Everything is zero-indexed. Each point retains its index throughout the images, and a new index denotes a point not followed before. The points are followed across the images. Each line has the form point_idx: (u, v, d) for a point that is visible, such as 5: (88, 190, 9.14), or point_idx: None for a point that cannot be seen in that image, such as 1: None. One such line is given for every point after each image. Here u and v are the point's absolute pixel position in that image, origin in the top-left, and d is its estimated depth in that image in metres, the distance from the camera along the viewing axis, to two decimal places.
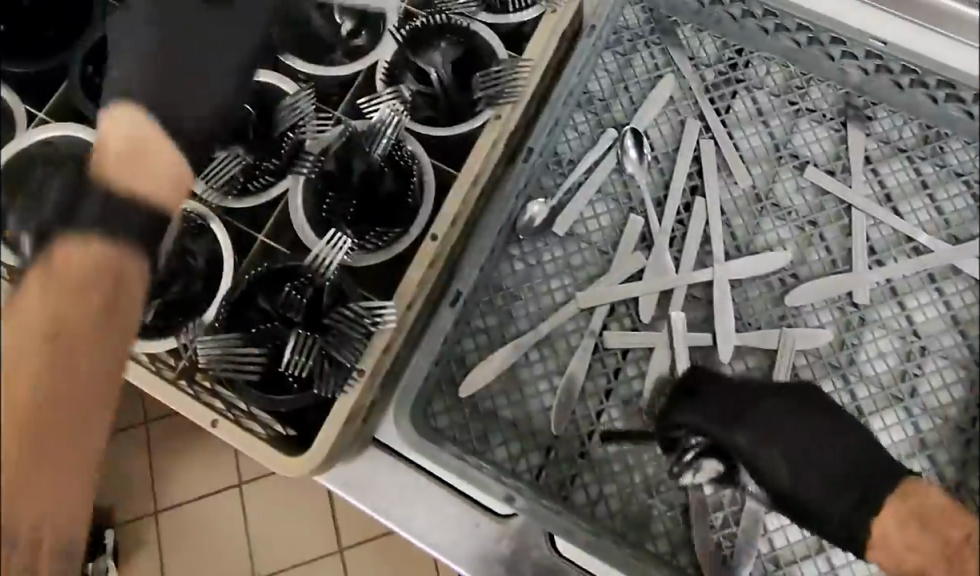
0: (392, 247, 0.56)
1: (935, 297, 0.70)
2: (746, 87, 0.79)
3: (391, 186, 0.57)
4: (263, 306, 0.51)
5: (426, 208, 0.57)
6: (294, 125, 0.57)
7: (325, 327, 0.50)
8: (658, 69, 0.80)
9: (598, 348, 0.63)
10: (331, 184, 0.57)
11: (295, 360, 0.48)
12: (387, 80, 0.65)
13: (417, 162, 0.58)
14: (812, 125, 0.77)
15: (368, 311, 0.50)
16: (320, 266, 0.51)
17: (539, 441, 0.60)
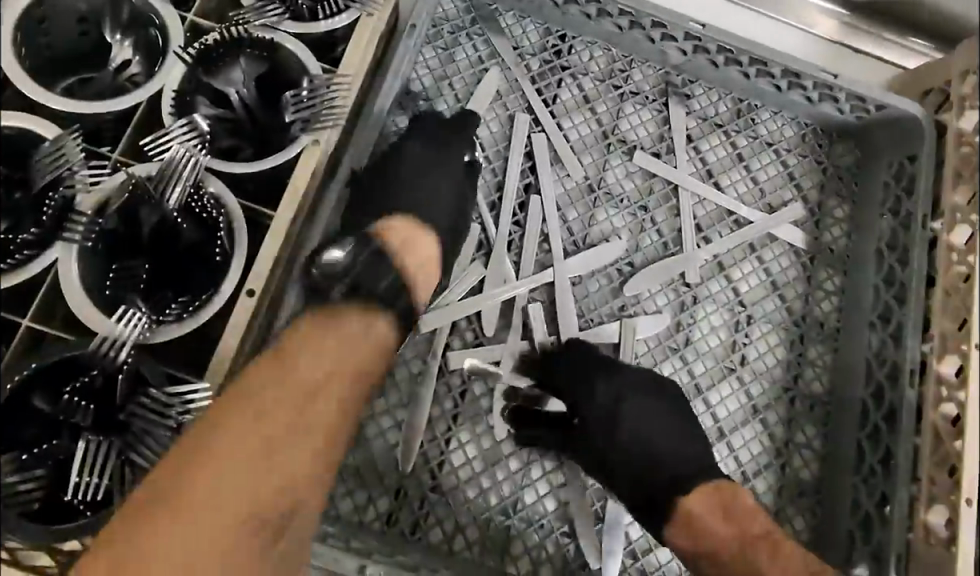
0: (197, 316, 0.51)
1: (757, 266, 0.74)
2: (572, 74, 0.79)
3: (191, 236, 0.53)
4: (41, 408, 0.48)
5: (238, 260, 0.53)
6: (51, 184, 0.51)
7: (120, 425, 0.49)
8: (483, 62, 0.78)
9: (443, 369, 0.64)
10: (116, 256, 0.53)
11: (88, 479, 0.47)
12: (176, 112, 0.57)
13: (222, 208, 0.54)
14: (636, 108, 0.78)
15: (172, 397, 0.50)
16: (112, 347, 0.48)
17: (389, 481, 0.61)
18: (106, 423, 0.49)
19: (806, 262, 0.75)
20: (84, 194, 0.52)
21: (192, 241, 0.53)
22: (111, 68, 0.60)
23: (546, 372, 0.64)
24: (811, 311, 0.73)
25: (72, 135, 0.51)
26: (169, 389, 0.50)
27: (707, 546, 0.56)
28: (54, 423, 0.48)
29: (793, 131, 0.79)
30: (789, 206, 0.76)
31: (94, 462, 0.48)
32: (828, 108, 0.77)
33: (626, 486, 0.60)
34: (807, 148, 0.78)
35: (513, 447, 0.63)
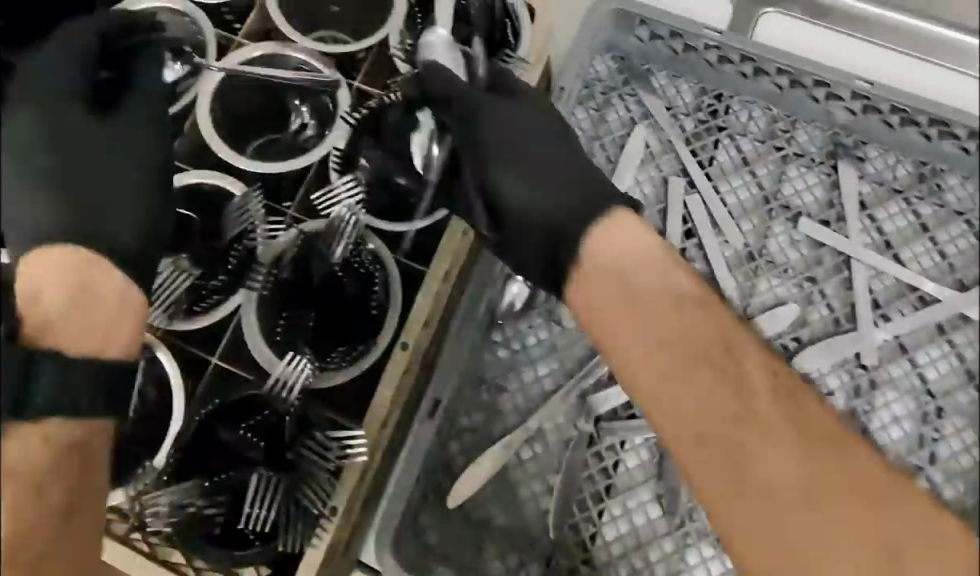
0: (352, 368, 0.51)
1: (946, 350, 0.66)
2: (730, 135, 0.75)
3: (355, 291, 0.53)
4: (226, 440, 0.48)
5: (395, 309, 0.53)
6: (241, 234, 0.55)
7: (289, 465, 0.47)
8: (636, 122, 0.76)
9: (596, 439, 0.60)
10: (284, 300, 0.53)
11: (257, 512, 0.45)
12: (342, 168, 0.58)
13: (379, 265, 0.54)
14: (801, 171, 0.73)
15: (331, 441, 0.48)
16: (281, 394, 0.48)
17: (538, 549, 0.58)
18: (277, 459, 0.48)
19: None
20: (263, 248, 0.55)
21: (357, 283, 0.53)
22: (291, 129, 0.63)
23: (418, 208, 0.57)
24: None
25: (256, 193, 0.55)
26: (328, 432, 0.48)
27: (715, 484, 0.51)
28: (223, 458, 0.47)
29: None
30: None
31: (265, 497, 0.46)
32: (947, 146, 0.69)
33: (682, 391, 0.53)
34: None
35: (670, 527, 0.58)
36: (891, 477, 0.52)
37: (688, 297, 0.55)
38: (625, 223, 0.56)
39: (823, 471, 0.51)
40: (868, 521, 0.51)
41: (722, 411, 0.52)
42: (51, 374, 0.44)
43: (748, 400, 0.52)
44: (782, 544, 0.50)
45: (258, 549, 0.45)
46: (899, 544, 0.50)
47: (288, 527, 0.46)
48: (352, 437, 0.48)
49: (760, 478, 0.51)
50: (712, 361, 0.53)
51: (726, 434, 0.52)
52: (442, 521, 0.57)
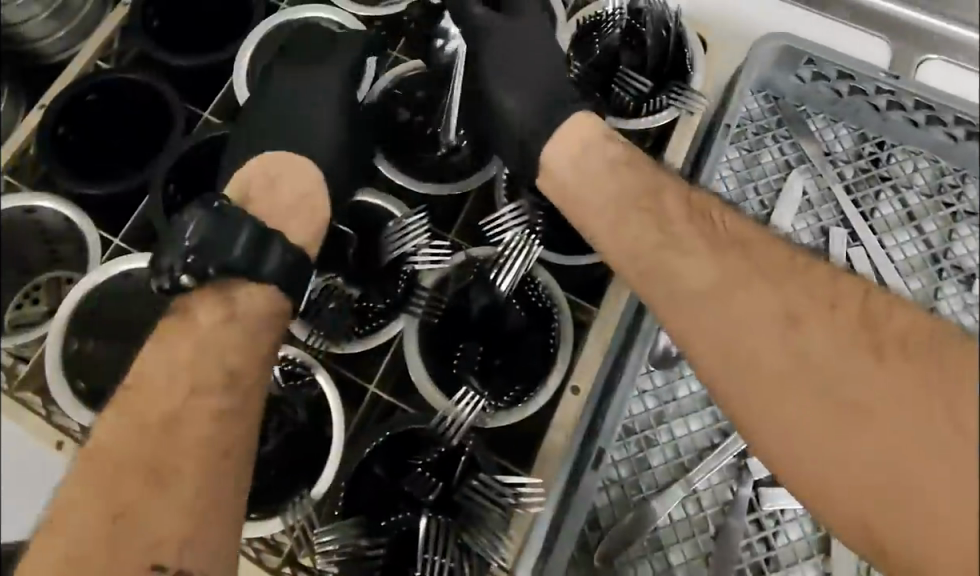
0: (529, 405, 0.48)
1: None
2: (893, 186, 0.71)
3: (517, 322, 0.52)
4: (378, 474, 0.46)
5: (565, 348, 0.50)
6: (405, 257, 0.53)
7: (457, 506, 0.46)
8: (790, 166, 0.72)
9: (757, 508, 0.55)
10: (456, 332, 0.52)
11: (430, 558, 0.43)
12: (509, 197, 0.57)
13: (553, 301, 0.51)
14: (973, 230, 0.69)
15: (503, 486, 0.45)
16: (447, 431, 0.45)
17: None
18: (446, 501, 0.46)
19: None
20: (427, 273, 0.52)
21: (529, 317, 0.52)
22: (440, 149, 0.58)
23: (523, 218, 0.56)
24: None
25: (416, 213, 0.53)
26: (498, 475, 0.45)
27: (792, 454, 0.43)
28: (391, 494, 0.46)
29: None
30: None
31: (437, 543, 0.44)
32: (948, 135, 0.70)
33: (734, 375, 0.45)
34: None
35: None
36: (851, 301, 0.44)
37: (662, 186, 0.53)
38: (586, 123, 0.55)
39: (781, 307, 0.45)
40: (851, 355, 0.42)
41: (687, 279, 0.48)
42: (278, 252, 0.50)
43: (710, 262, 0.48)
44: (764, 414, 0.44)
45: None
46: (845, 387, 0.42)
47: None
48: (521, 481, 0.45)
49: (730, 346, 0.46)
50: (676, 241, 0.49)
51: (680, 303, 0.48)
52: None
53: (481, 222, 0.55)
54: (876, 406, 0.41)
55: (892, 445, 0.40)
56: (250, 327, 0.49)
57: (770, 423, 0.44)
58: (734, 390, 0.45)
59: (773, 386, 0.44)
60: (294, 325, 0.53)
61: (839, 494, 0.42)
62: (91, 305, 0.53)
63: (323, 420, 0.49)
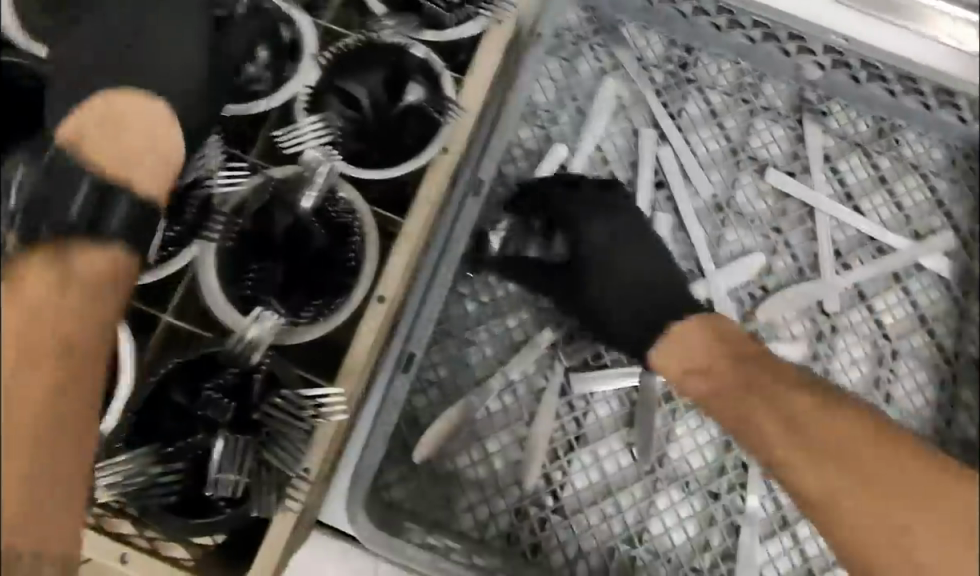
0: (336, 317, 0.49)
1: (903, 297, 0.67)
2: (698, 87, 0.75)
3: (321, 242, 0.51)
4: (176, 402, 0.44)
5: (368, 265, 0.51)
6: (197, 179, 0.52)
7: (256, 424, 0.45)
8: (605, 73, 0.74)
9: (567, 391, 0.60)
10: (254, 255, 0.51)
11: (227, 477, 0.42)
12: (310, 109, 0.55)
13: (356, 214, 0.51)
14: (768, 125, 0.74)
15: (305, 399, 0.45)
16: (243, 350, 0.45)
17: (508, 501, 0.56)
18: (245, 421, 0.45)
19: (958, 295, 0.67)
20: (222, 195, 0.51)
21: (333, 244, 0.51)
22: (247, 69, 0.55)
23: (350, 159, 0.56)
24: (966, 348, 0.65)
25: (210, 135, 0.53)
26: (303, 391, 0.45)
27: (822, 499, 0.48)
28: (188, 419, 0.44)
29: (941, 153, 0.73)
30: (939, 234, 0.69)
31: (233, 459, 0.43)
32: (911, 103, 0.71)
33: (770, 444, 0.50)
34: (957, 173, 0.72)
35: (639, 473, 0.58)
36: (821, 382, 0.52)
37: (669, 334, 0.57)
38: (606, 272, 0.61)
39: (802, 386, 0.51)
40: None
41: (713, 373, 0.54)
42: (86, 193, 0.42)
43: (713, 363, 0.54)
44: (794, 479, 0.49)
45: (229, 516, 0.42)
46: (856, 444, 0.47)
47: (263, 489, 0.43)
48: (325, 394, 0.45)
49: (758, 418, 0.51)
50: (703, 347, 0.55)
51: (705, 376, 0.54)
52: (407, 478, 0.56)
53: (278, 136, 0.55)
54: (886, 477, 0.46)
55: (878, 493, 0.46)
56: (96, 294, 0.40)
57: (795, 479, 0.49)
58: (759, 447, 0.51)
59: (795, 454, 0.49)
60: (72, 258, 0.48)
61: (844, 524, 0.47)
62: None
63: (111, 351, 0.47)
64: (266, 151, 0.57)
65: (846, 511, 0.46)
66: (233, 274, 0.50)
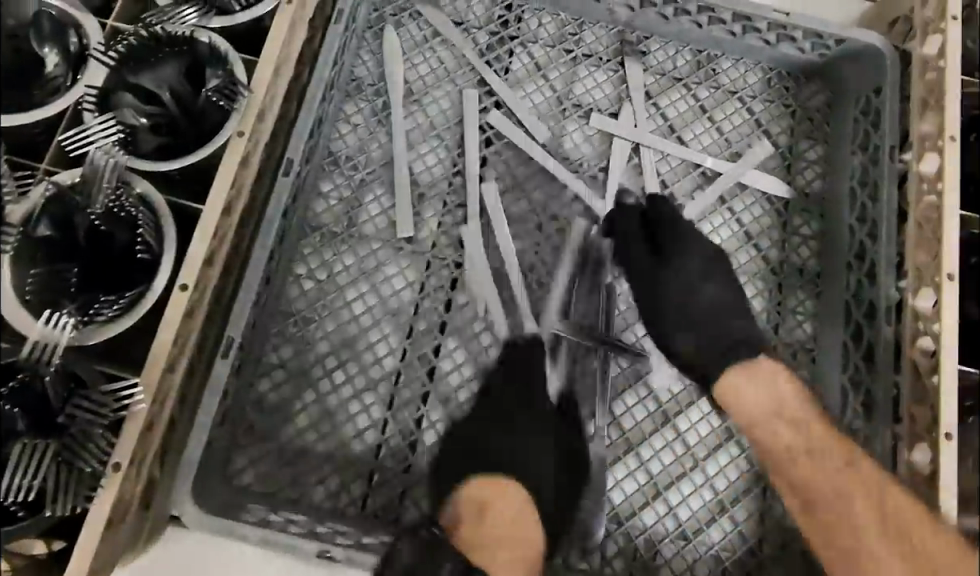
0: (137, 304, 0.49)
1: (727, 219, 0.71)
2: (521, 42, 0.76)
3: (123, 239, 0.50)
4: None
5: (167, 257, 0.50)
6: None
7: (58, 429, 0.45)
8: (427, 41, 0.75)
9: (407, 353, 0.64)
10: (46, 259, 0.48)
11: (19, 484, 0.43)
12: (100, 110, 0.54)
13: (150, 206, 0.51)
14: (590, 71, 0.76)
15: (108, 395, 0.46)
16: (42, 355, 0.45)
17: (360, 468, 0.60)
18: (46, 426, 0.45)
19: (780, 209, 0.72)
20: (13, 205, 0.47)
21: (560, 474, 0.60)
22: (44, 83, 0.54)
23: (158, 153, 0.56)
24: (789, 258, 0.70)
25: None
26: (109, 388, 0.46)
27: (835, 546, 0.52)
28: None
29: (756, 78, 0.75)
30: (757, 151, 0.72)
31: (27, 465, 0.43)
32: (717, 32, 0.74)
33: (785, 471, 0.56)
34: (772, 93, 0.75)
35: None
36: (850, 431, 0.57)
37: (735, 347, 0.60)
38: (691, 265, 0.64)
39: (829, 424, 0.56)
40: (922, 528, 0.50)
41: (760, 398, 0.57)
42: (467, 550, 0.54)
43: (758, 382, 0.58)
44: (810, 511, 0.54)
45: (29, 521, 0.44)
46: (870, 497, 0.52)
47: (59, 491, 0.44)
48: (130, 388, 0.46)
49: (787, 445, 0.56)
50: (755, 374, 0.58)
51: (752, 402, 0.57)
52: (259, 461, 0.60)
53: (63, 139, 0.53)
54: (899, 507, 0.52)
55: (877, 542, 0.51)
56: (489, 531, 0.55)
57: (819, 515, 0.54)
58: (787, 479, 0.56)
59: (819, 475, 0.54)
60: None
61: (847, 533, 0.52)
62: None
63: None
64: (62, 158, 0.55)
65: (836, 519, 0.53)
66: (35, 285, 0.48)
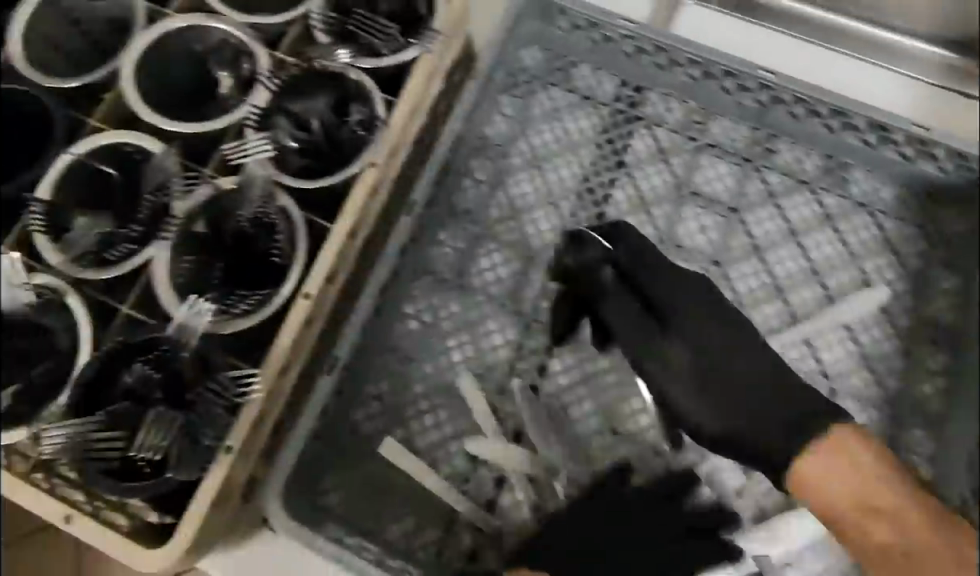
0: (262, 309, 0.53)
1: (844, 335, 0.68)
2: (646, 125, 0.77)
3: (261, 245, 0.55)
4: (127, 383, 0.49)
5: (296, 264, 0.54)
6: (158, 188, 0.55)
7: (186, 403, 0.49)
8: (557, 111, 0.77)
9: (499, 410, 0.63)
10: (197, 247, 0.55)
11: (151, 441, 0.48)
12: (258, 128, 0.58)
13: (286, 218, 0.56)
14: (712, 161, 0.75)
15: (235, 384, 0.50)
16: (181, 334, 0.50)
17: (439, 515, 0.59)
18: (177, 397, 0.50)
19: (901, 332, 0.69)
20: (177, 200, 0.55)
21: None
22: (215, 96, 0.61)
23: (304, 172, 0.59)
24: (907, 388, 0.67)
25: (171, 150, 0.56)
26: (231, 374, 0.50)
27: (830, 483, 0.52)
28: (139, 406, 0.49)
29: (890, 192, 0.73)
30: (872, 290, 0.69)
31: (161, 433, 0.48)
32: (851, 138, 0.72)
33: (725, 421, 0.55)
34: (907, 212, 0.72)
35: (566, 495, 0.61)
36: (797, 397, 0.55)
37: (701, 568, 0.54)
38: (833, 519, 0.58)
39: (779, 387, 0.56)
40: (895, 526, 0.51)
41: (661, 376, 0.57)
42: None
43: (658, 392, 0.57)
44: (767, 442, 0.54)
45: (152, 480, 0.47)
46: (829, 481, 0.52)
47: (182, 460, 0.48)
48: (249, 376, 0.50)
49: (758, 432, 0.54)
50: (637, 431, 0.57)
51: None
52: (338, 484, 0.59)
53: (225, 150, 0.58)
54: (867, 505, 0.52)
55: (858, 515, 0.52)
56: None
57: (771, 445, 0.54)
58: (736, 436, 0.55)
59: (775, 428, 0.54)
60: (47, 251, 0.54)
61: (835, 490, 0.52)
62: None
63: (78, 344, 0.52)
64: (223, 169, 0.59)
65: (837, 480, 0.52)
66: (191, 273, 0.54)
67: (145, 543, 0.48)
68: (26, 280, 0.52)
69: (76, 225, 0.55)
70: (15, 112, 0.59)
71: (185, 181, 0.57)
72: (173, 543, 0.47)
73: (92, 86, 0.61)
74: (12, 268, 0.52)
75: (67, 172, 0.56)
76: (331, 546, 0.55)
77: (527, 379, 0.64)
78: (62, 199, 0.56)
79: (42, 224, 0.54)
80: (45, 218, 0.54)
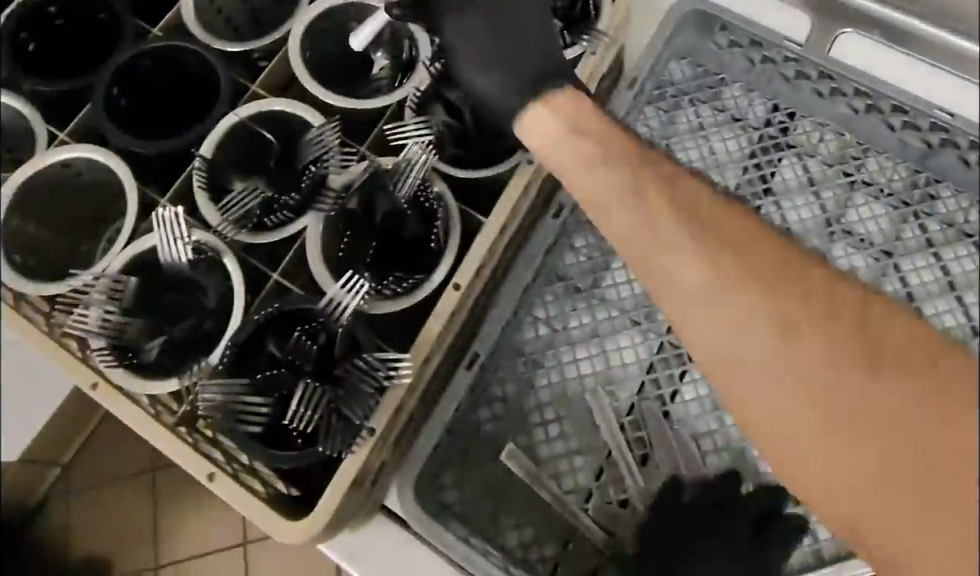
0: (416, 292, 0.52)
1: None
2: (797, 153, 0.73)
3: (414, 228, 0.54)
4: (273, 352, 0.49)
5: (451, 251, 0.53)
6: (317, 159, 0.55)
7: (335, 379, 0.48)
8: (703, 129, 0.74)
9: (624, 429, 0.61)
10: (351, 223, 0.54)
11: (303, 412, 0.47)
12: (418, 110, 0.57)
13: (443, 204, 0.54)
14: (866, 200, 0.71)
15: (381, 364, 0.48)
16: (334, 310, 0.49)
17: (559, 528, 0.58)
18: (325, 371, 0.49)
19: None
20: (335, 174, 0.54)
21: None
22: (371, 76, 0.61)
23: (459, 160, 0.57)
24: None
25: (332, 123, 0.55)
26: (379, 354, 0.49)
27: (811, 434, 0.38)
28: (285, 375, 0.48)
29: None
30: None
31: (310, 404, 0.47)
32: None
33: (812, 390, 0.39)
34: None
35: None
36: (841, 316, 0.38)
37: None
38: None
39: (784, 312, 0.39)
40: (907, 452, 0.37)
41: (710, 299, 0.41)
42: None
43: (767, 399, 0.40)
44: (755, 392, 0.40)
45: (301, 450, 0.47)
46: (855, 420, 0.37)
47: (330, 432, 0.47)
48: (396, 357, 0.49)
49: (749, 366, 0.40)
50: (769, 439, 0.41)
51: None
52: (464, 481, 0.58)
53: (387, 128, 0.57)
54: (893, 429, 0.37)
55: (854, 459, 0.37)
56: None
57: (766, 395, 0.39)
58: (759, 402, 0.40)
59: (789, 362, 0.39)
60: (207, 211, 0.54)
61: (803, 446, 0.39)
62: (39, 199, 0.57)
63: (229, 306, 0.52)
64: (378, 147, 0.58)
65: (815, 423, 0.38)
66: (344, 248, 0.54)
67: (283, 512, 0.47)
68: (187, 236, 0.53)
69: (234, 186, 0.55)
70: (176, 69, 0.59)
71: (342, 155, 0.56)
72: (314, 516, 0.46)
73: (253, 53, 0.61)
74: (175, 221, 0.52)
75: (229, 133, 0.56)
76: (460, 543, 0.54)
77: (655, 402, 0.61)
78: (222, 158, 0.55)
79: (204, 181, 0.55)
80: (206, 174, 0.55)
